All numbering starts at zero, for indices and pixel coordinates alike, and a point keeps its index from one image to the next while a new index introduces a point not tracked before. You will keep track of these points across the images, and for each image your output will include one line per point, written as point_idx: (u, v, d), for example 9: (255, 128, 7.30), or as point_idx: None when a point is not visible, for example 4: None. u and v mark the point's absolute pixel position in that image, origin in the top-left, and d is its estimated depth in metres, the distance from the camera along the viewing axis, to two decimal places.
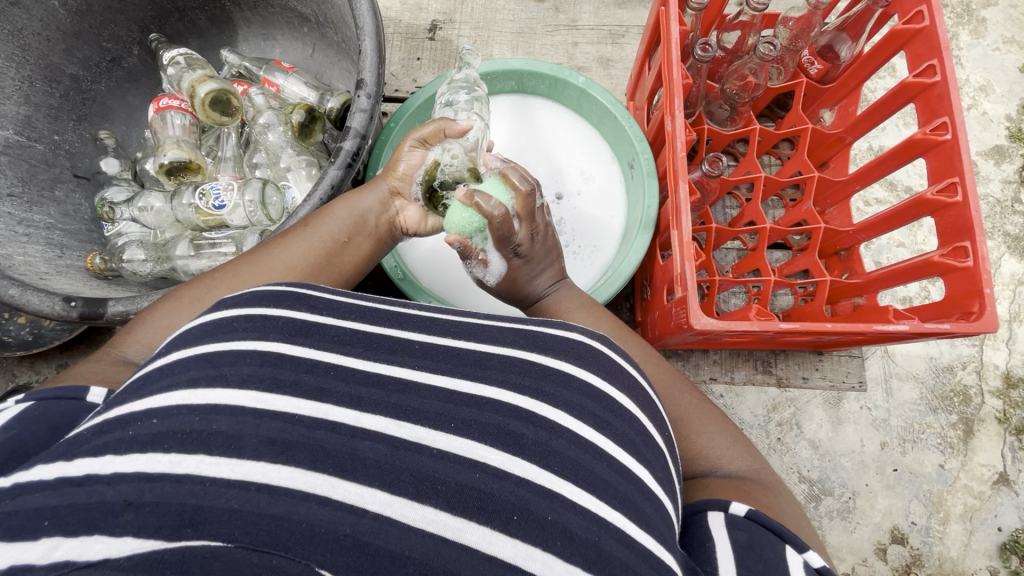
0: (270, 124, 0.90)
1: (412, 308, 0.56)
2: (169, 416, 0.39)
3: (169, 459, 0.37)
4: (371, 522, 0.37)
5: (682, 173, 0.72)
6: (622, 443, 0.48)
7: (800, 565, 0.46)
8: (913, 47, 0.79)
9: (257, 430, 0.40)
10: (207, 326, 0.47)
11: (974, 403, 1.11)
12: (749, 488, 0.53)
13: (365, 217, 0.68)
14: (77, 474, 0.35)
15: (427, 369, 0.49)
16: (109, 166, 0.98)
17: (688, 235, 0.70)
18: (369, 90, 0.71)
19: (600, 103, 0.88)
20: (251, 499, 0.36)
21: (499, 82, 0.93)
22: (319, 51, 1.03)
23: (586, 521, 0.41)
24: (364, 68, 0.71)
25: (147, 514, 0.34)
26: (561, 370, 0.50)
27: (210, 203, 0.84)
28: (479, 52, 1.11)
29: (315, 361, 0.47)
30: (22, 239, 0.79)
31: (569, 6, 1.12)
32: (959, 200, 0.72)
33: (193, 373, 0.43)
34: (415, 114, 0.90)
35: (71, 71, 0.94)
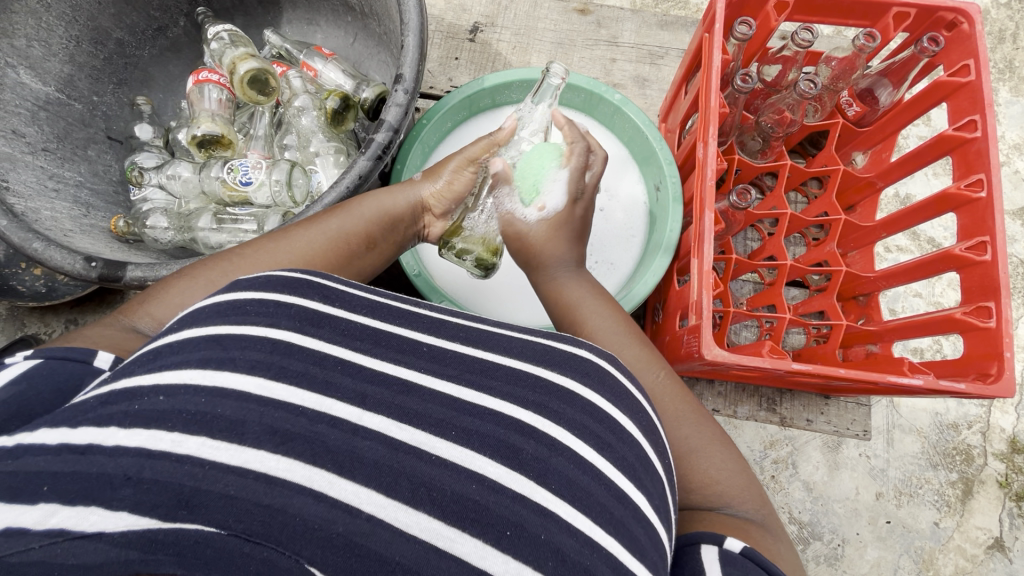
0: (303, 107, 0.92)
1: (425, 309, 0.56)
2: (174, 395, 0.39)
3: (171, 438, 0.37)
4: (364, 523, 0.38)
5: (710, 202, 0.71)
6: (622, 466, 0.47)
7: None
8: (955, 99, 0.79)
9: (261, 417, 0.40)
10: (220, 306, 0.47)
11: (976, 464, 1.09)
12: (746, 528, 0.53)
13: (391, 218, 0.69)
14: (81, 441, 0.35)
15: (431, 372, 0.49)
16: (141, 131, 0.98)
17: (709, 264, 0.70)
18: (407, 86, 0.72)
19: (632, 121, 0.87)
20: (248, 486, 0.36)
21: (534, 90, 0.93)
22: (359, 41, 1.04)
23: (579, 544, 0.42)
24: (404, 63, 0.72)
25: (146, 491, 0.34)
26: (566, 388, 0.50)
27: (238, 179, 0.85)
28: (517, 58, 1.12)
29: (325, 355, 0.47)
30: (51, 194, 0.80)
31: (612, 22, 1.13)
32: (988, 259, 0.71)
33: (202, 353, 0.42)
34: (448, 114, 0.90)
35: (117, 36, 0.95)
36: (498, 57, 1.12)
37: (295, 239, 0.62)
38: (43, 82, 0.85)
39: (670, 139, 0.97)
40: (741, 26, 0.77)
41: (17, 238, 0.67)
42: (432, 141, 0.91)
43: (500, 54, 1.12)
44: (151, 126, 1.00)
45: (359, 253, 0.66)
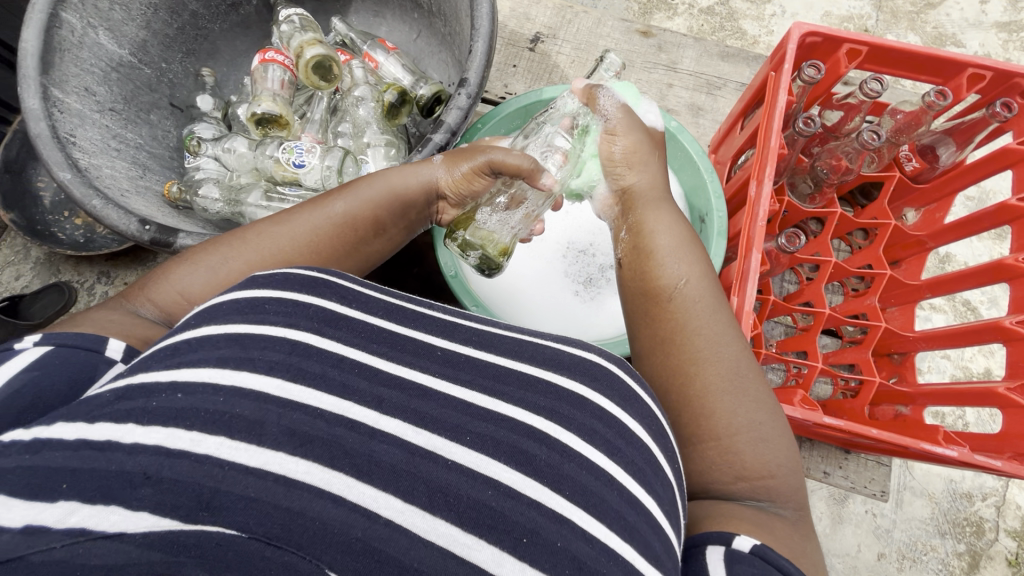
0: (362, 98, 0.93)
1: (437, 311, 0.58)
2: (193, 393, 0.40)
3: (190, 437, 0.37)
4: (382, 528, 0.38)
5: (758, 243, 0.70)
6: (633, 471, 0.47)
7: None
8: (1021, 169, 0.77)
9: (279, 419, 0.41)
10: (239, 303, 0.48)
11: (986, 537, 1.06)
12: (779, 528, 0.50)
13: (403, 202, 0.68)
14: (99, 438, 0.35)
15: (446, 377, 0.50)
16: (203, 102, 1.01)
17: (750, 304, 0.69)
18: (470, 90, 0.73)
19: (685, 149, 0.86)
20: (268, 489, 0.36)
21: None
22: (422, 38, 1.06)
23: (596, 551, 0.41)
24: (471, 68, 0.73)
25: (165, 491, 0.34)
26: (575, 392, 0.51)
27: (292, 160, 0.86)
28: (575, 72, 1.12)
29: (342, 356, 0.48)
30: (113, 153, 0.83)
31: (673, 47, 1.13)
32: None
33: (222, 354, 0.43)
34: (502, 121, 0.91)
35: (193, 7, 0.98)
36: (555, 69, 1.12)
37: (296, 224, 0.62)
38: (119, 44, 0.88)
39: (719, 171, 0.96)
40: (810, 68, 0.76)
41: (79, 193, 0.70)
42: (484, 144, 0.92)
43: (556, 66, 1.12)
44: (212, 99, 1.03)
45: (365, 237, 0.66)
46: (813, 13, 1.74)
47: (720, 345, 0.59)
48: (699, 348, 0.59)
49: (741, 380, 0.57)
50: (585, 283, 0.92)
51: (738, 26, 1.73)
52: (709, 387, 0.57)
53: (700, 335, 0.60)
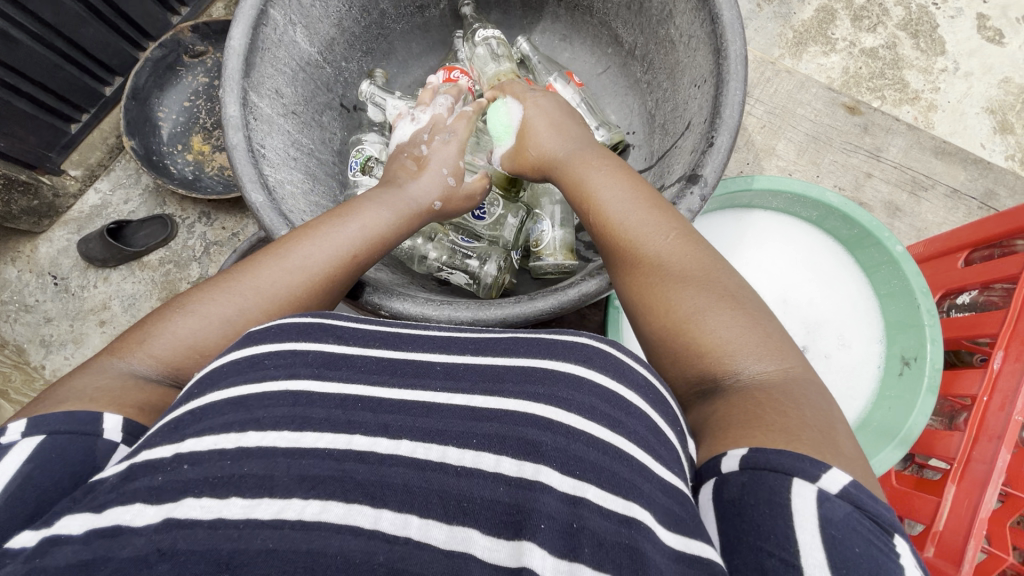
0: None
1: (432, 329, 0.60)
2: (199, 463, 0.42)
3: (202, 504, 0.39)
4: (402, 547, 0.39)
5: (1009, 439, 0.68)
6: (636, 440, 0.46)
7: (811, 497, 0.39)
8: None
9: (289, 469, 0.42)
10: (241, 364, 0.50)
11: None
12: (767, 406, 0.45)
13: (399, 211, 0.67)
14: (109, 526, 0.37)
15: (448, 390, 0.51)
16: (368, 91, 0.96)
17: (987, 512, 0.67)
18: (704, 189, 0.64)
19: (907, 282, 0.75)
20: (285, 537, 0.38)
21: (799, 206, 0.82)
22: (610, 75, 0.96)
23: (613, 525, 0.40)
24: (708, 164, 0.64)
25: (183, 563, 0.36)
26: (571, 374, 0.50)
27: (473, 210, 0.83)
28: (764, 140, 1.01)
29: (344, 396, 0.49)
30: (291, 163, 0.79)
31: (880, 131, 1.00)
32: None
33: (228, 419, 0.45)
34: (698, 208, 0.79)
35: (383, 6, 0.91)
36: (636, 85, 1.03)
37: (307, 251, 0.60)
38: (312, 43, 0.83)
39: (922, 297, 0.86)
40: None
41: (267, 218, 0.66)
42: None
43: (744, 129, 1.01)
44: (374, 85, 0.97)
45: (372, 252, 0.64)
46: (990, 76, 1.53)
47: (665, 252, 0.56)
48: (650, 273, 0.56)
49: (697, 276, 0.54)
50: None
51: (900, 78, 1.52)
52: (667, 288, 0.54)
53: (653, 260, 0.56)
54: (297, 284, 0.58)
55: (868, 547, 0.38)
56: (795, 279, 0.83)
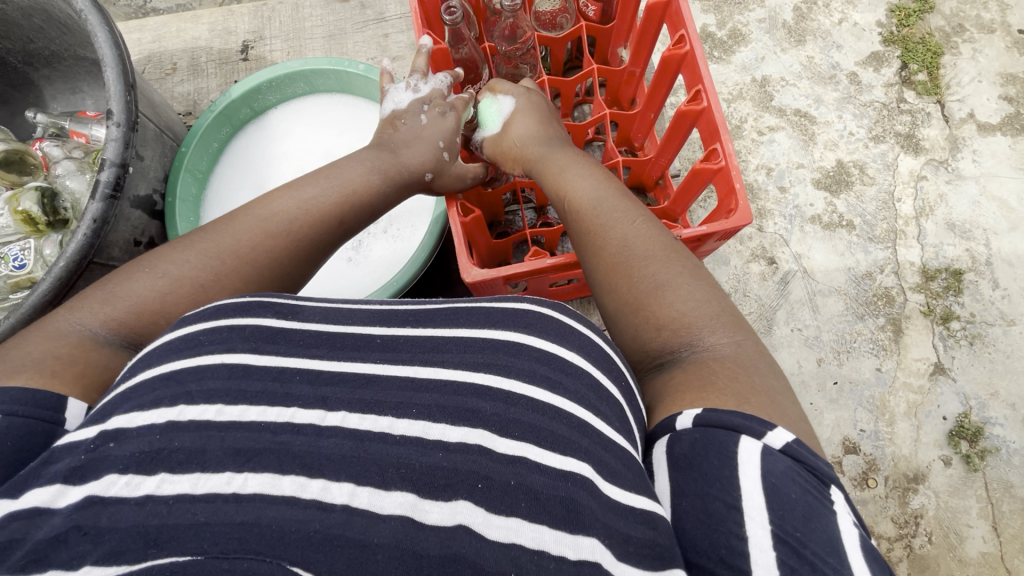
0: (66, 174, 0.87)
1: (373, 304, 0.56)
2: (126, 439, 0.38)
3: (125, 481, 0.35)
4: (340, 515, 0.35)
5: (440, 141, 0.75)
6: (578, 399, 0.46)
7: (756, 450, 0.43)
8: (686, 70, 0.73)
9: (222, 442, 0.38)
10: (174, 342, 0.45)
11: (898, 302, 1.08)
12: (722, 372, 0.50)
13: (350, 192, 0.66)
14: (27, 507, 0.34)
15: (387, 360, 0.48)
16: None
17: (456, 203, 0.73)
18: (120, 119, 0.73)
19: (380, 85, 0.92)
20: (219, 510, 0.34)
21: (320, 79, 0.98)
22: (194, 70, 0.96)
23: (551, 478, 0.40)
24: (110, 99, 0.72)
25: (106, 541, 0.32)
26: (510, 341, 0.50)
27: (11, 264, 0.82)
28: None
29: (280, 369, 0.45)
30: None
31: None
32: (719, 164, 0.67)
33: (158, 394, 0.41)
34: (207, 134, 0.94)
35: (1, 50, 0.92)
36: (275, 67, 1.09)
37: (247, 215, 0.60)
38: None
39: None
40: None
41: None
42: (243, 116, 0.98)
43: None
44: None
45: (356, 217, 0.67)
46: None
47: (614, 219, 0.64)
48: (608, 243, 0.63)
49: (654, 263, 0.59)
50: (354, 248, 0.94)
51: None
52: (618, 263, 0.61)
53: (609, 227, 0.63)
54: (226, 245, 0.57)
55: (803, 494, 0.41)
56: (334, 137, 1.00)
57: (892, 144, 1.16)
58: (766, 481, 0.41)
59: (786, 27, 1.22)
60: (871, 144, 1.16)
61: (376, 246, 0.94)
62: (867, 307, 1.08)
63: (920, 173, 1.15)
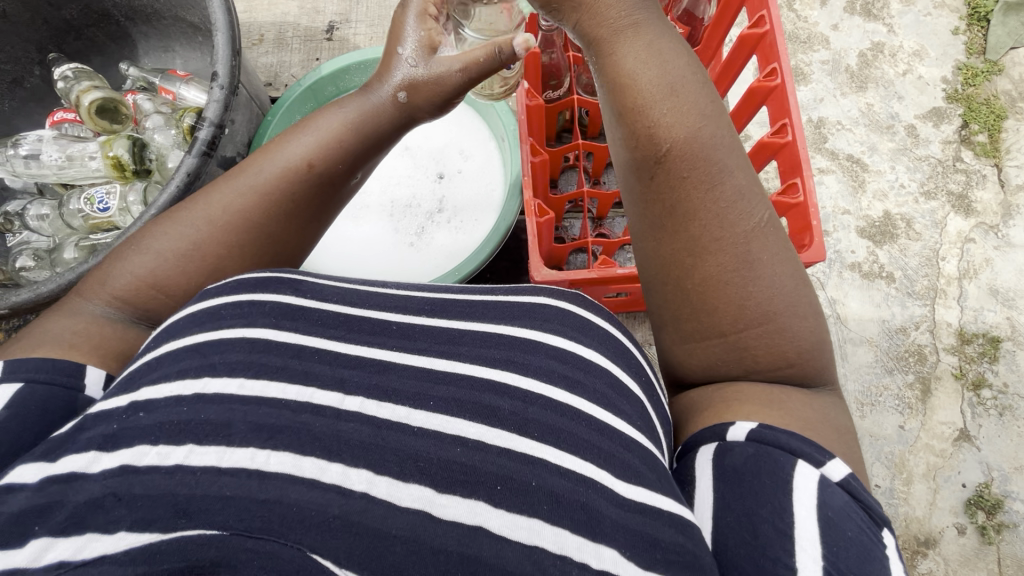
0: (156, 127, 0.90)
1: (390, 288, 0.57)
2: (155, 409, 0.40)
3: (157, 451, 0.37)
4: (359, 501, 0.37)
5: None
6: (598, 400, 0.48)
7: (812, 480, 0.45)
8: (772, 102, 0.75)
9: (245, 416, 0.40)
10: (199, 314, 0.48)
11: (929, 361, 1.06)
12: (795, 399, 0.52)
13: (331, 133, 0.58)
14: (63, 472, 0.36)
15: (402, 350, 0.50)
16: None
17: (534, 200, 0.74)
18: (222, 83, 0.76)
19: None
20: (243, 485, 0.35)
21: None
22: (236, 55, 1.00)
23: (571, 482, 0.42)
24: (217, 61, 0.76)
25: (140, 507, 0.34)
26: (528, 339, 0.52)
27: (96, 207, 0.87)
28: None
29: (302, 345, 0.47)
30: None
31: None
32: (799, 200, 0.68)
33: (182, 365, 0.43)
34: (292, 106, 0.95)
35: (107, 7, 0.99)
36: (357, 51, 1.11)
37: (232, 181, 0.57)
38: None
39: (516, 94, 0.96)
40: None
41: None
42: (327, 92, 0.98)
43: None
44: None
45: (331, 159, 0.58)
46: None
47: (738, 215, 0.54)
48: (724, 240, 0.54)
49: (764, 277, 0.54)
50: (417, 234, 0.96)
51: None
52: (723, 272, 0.54)
53: (731, 227, 0.54)
54: (201, 217, 0.55)
55: (855, 531, 0.43)
56: None
57: (943, 201, 1.15)
58: (817, 508, 0.43)
59: (849, 71, 1.22)
60: (922, 199, 1.15)
61: (438, 237, 0.95)
62: (897, 361, 1.06)
63: (969, 235, 1.13)
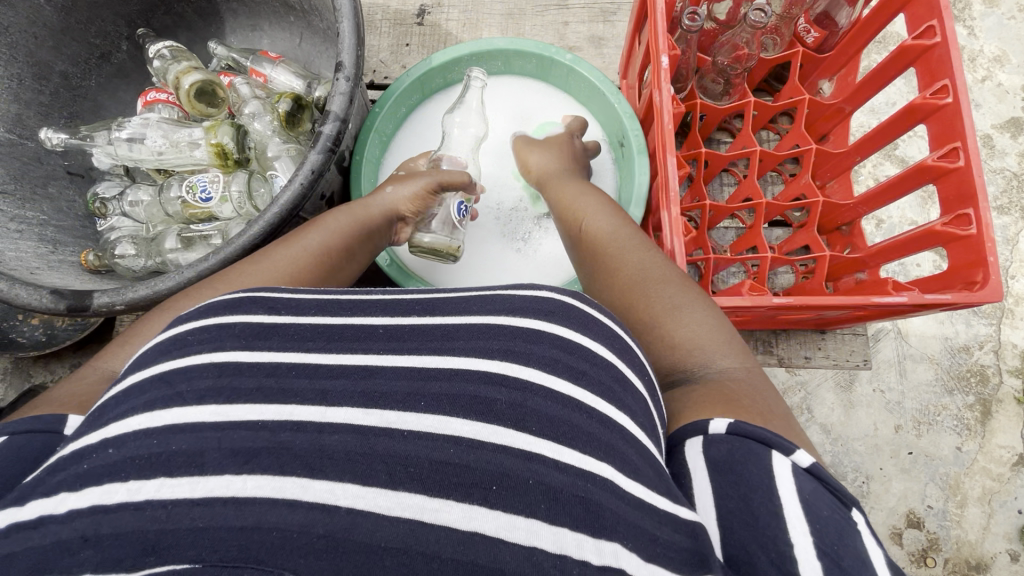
0: (254, 113, 0.83)
1: (376, 294, 0.51)
2: (125, 444, 0.36)
3: (128, 487, 0.34)
4: (344, 517, 0.34)
5: (671, 146, 0.70)
6: (601, 393, 0.42)
7: (786, 468, 0.40)
8: (936, 123, 0.72)
9: (219, 443, 0.36)
10: (163, 343, 0.43)
11: (991, 383, 1.03)
12: (729, 385, 0.48)
13: (364, 223, 0.67)
14: (31, 517, 0.33)
15: (386, 353, 0.44)
16: (46, 135, 0.84)
17: (678, 210, 0.68)
18: (347, 74, 0.66)
19: (587, 78, 0.89)
20: (217, 514, 0.33)
21: (517, 61, 0.94)
22: (306, 41, 0.98)
23: (571, 477, 0.37)
24: (341, 49, 0.65)
25: (107, 548, 0.32)
26: (530, 328, 0.45)
27: (198, 196, 0.80)
28: (594, 31, 1.05)
29: (276, 363, 0.42)
30: (14, 235, 0.76)
31: None
32: (972, 232, 0.66)
33: (149, 397, 0.39)
34: (400, 98, 0.89)
35: None
36: (449, 38, 1.06)
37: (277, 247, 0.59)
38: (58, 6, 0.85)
39: (629, 94, 0.95)
40: None
41: None
42: (432, 85, 0.94)
43: (602, 38, 1.04)
44: (57, 129, 0.87)
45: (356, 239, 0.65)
46: None
47: (634, 256, 0.62)
48: (624, 274, 0.61)
49: (664, 286, 0.58)
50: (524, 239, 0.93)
51: None
52: (633, 293, 0.59)
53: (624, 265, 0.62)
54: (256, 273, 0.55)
55: (832, 512, 0.39)
56: (512, 119, 0.97)
57: (1016, 218, 1.10)
58: (802, 493, 0.39)
59: None
60: (994, 214, 1.10)
61: (546, 245, 0.93)
62: (957, 381, 1.03)
63: None
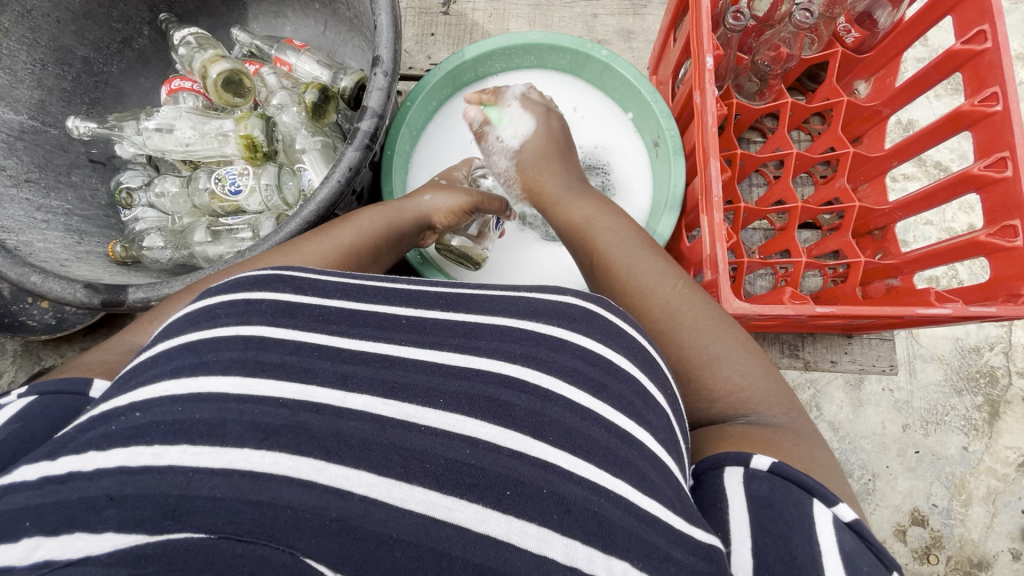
0: (281, 105, 0.82)
1: (401, 283, 0.49)
2: (152, 408, 0.35)
3: (152, 451, 0.33)
4: (358, 504, 0.33)
5: (713, 150, 0.69)
6: (621, 406, 0.41)
7: (829, 519, 0.40)
8: (982, 131, 0.72)
9: (241, 415, 0.35)
10: (191, 314, 0.42)
11: (1000, 384, 1.04)
12: (771, 433, 0.47)
13: (400, 229, 0.67)
14: (60, 472, 0.32)
15: (415, 344, 0.43)
16: (74, 124, 0.83)
17: (720, 216, 0.68)
18: (385, 68, 0.65)
19: (623, 77, 0.87)
20: (234, 485, 0.32)
21: (552, 55, 0.92)
22: (331, 28, 0.96)
23: (584, 490, 0.36)
24: (380, 43, 0.64)
25: (130, 507, 0.30)
26: (553, 336, 0.44)
27: (227, 189, 0.79)
28: (617, 21, 1.03)
29: (301, 342, 0.41)
30: (42, 226, 0.76)
31: None
32: (1017, 244, 0.65)
33: (177, 363, 0.38)
34: (432, 91, 0.88)
35: None
36: (475, 28, 1.04)
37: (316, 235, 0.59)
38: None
39: (662, 91, 0.95)
40: None
41: (13, 273, 0.62)
42: (466, 78, 0.92)
43: (632, 31, 1.03)
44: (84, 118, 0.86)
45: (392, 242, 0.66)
46: None
47: (656, 286, 0.58)
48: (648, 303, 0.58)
49: (690, 321, 0.55)
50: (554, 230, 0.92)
51: None
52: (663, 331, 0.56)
53: (647, 293, 0.58)
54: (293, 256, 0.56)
55: (871, 568, 0.39)
56: None
57: None
58: (844, 547, 0.39)
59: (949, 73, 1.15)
60: None
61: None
62: (967, 381, 1.04)
63: None
